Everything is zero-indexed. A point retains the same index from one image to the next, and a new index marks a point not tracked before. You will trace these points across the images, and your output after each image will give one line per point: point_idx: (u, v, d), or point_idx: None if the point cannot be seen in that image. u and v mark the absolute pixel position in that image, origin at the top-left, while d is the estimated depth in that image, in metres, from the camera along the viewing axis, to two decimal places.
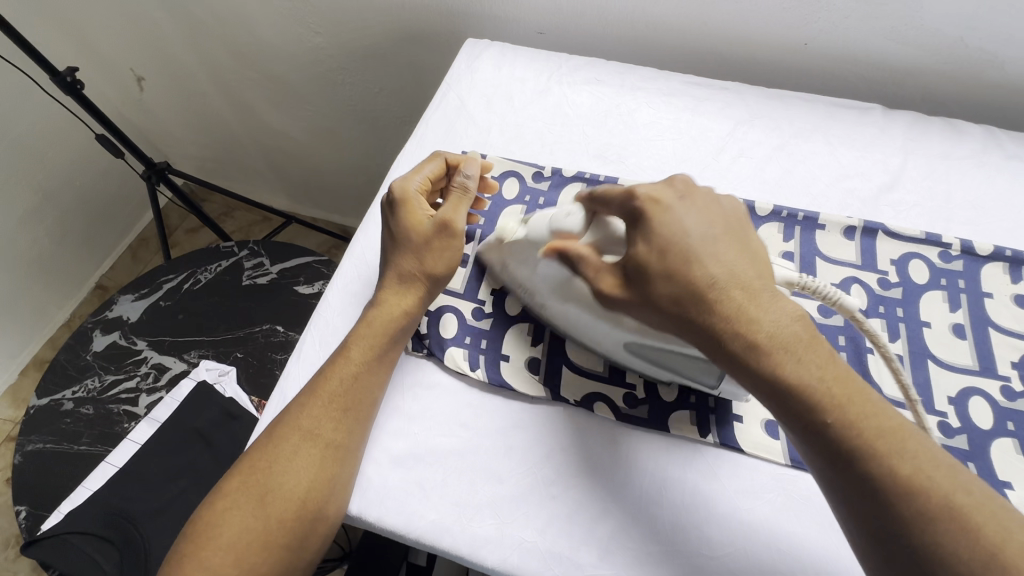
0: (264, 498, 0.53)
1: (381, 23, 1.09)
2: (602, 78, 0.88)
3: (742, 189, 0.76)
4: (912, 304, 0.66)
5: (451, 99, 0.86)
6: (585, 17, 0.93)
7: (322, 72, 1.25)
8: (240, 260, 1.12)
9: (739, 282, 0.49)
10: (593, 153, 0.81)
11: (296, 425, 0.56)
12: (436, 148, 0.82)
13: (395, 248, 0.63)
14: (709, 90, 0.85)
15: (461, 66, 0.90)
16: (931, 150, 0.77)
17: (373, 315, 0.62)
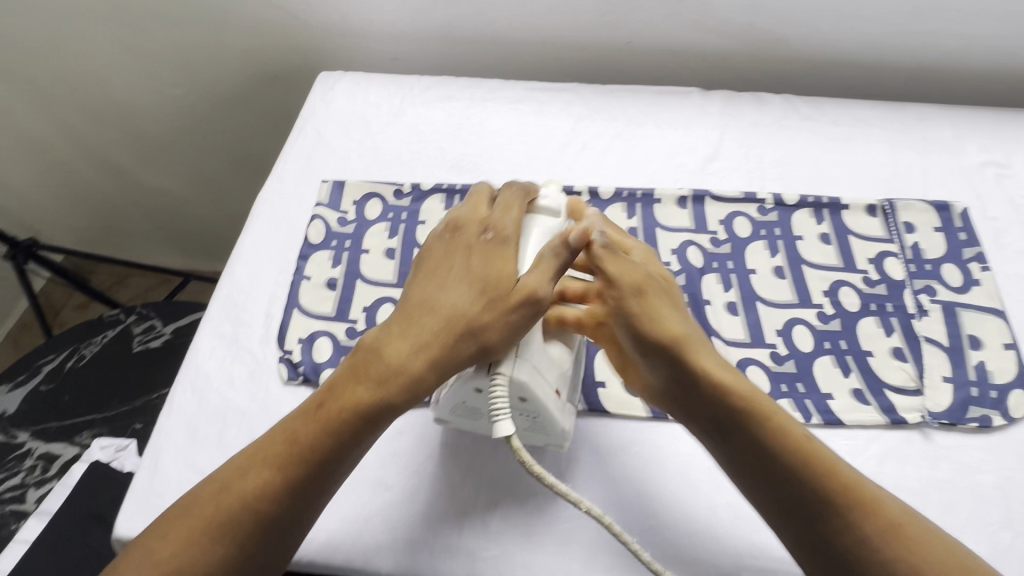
0: (209, 553, 0.58)
1: (236, 70, 1.26)
2: (452, 95, 1.14)
3: (589, 178, 1.03)
4: (740, 256, 0.92)
5: (308, 131, 1.11)
6: (435, 43, 1.17)
7: (182, 117, 1.35)
8: (127, 327, 1.12)
9: (665, 301, 0.71)
10: (451, 163, 1.06)
11: (245, 494, 0.60)
12: (292, 181, 1.06)
13: (467, 292, 0.69)
14: (550, 91, 1.13)
15: (315, 97, 1.15)
16: (744, 123, 1.08)
17: (401, 346, 0.66)
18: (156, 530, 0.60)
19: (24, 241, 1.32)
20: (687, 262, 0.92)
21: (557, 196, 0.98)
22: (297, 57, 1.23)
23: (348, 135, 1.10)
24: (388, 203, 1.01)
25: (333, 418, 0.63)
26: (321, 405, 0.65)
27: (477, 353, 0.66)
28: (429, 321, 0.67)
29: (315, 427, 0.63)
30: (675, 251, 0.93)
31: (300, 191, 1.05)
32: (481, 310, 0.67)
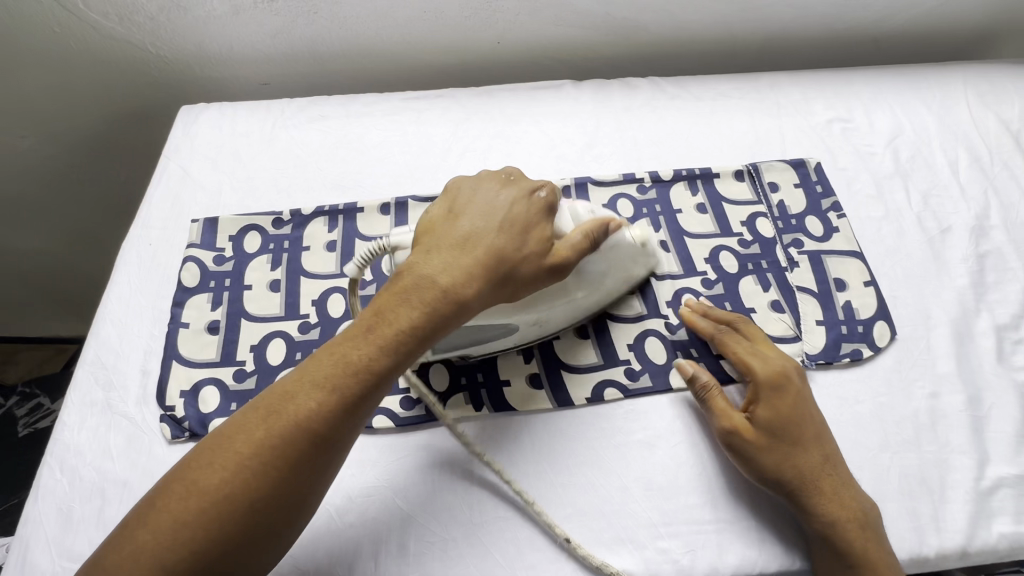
0: (260, 471, 0.39)
1: (102, 99, 0.89)
2: (447, 105, 0.77)
3: (652, 152, 0.73)
4: (820, 215, 0.66)
5: (172, 170, 0.71)
6: (414, 68, 0.83)
7: (47, 174, 0.97)
8: (10, 412, 0.96)
9: (802, 426, 0.50)
10: (455, 149, 0.73)
11: (302, 415, 0.41)
12: (165, 220, 0.66)
13: (526, 202, 0.51)
14: (591, 87, 0.80)
15: (176, 135, 0.74)
16: (861, 93, 0.79)
17: (456, 241, 0.48)
18: (208, 448, 0.40)
19: None
20: (809, 228, 0.65)
21: (612, 184, 0.69)
22: (189, 72, 0.84)
23: (218, 167, 0.71)
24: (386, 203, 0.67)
25: (414, 287, 0.45)
26: (374, 324, 0.44)
27: (591, 345, 0.58)
28: (480, 227, 0.49)
29: (415, 300, 0.45)
30: (743, 223, 0.66)
31: (174, 237, 0.65)
32: (540, 221, 0.50)
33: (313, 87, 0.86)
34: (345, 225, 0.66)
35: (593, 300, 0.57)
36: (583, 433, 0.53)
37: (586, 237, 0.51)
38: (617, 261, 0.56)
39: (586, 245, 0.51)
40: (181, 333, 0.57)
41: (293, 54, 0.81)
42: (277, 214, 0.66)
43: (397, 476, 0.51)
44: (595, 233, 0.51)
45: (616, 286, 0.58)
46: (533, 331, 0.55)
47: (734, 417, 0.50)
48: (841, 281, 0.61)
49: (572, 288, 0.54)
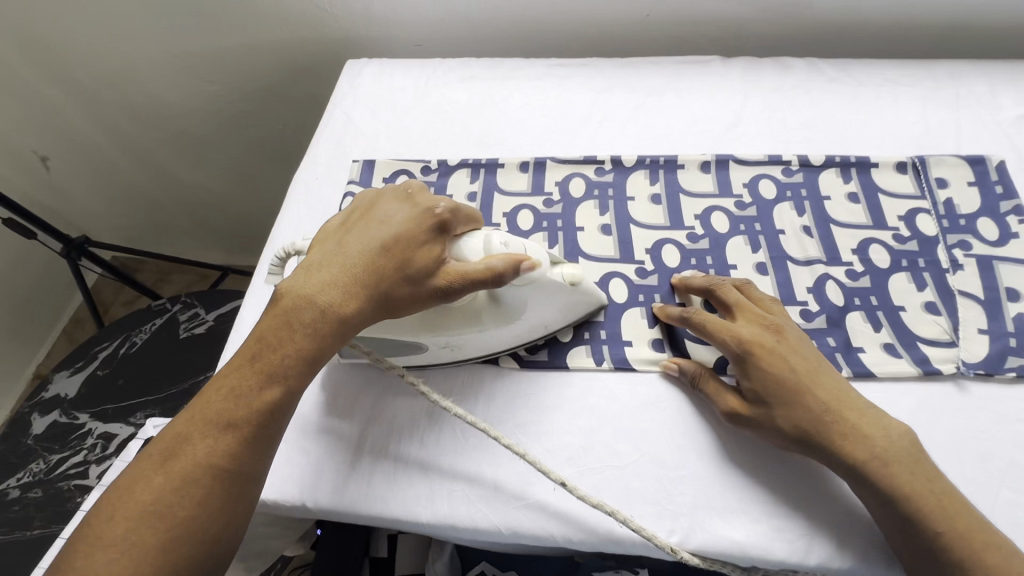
0: (165, 517, 0.39)
1: (280, 53, 1.00)
2: (591, 73, 0.79)
3: (803, 135, 0.69)
4: (997, 218, 0.60)
5: (337, 116, 0.79)
6: (560, 37, 0.85)
7: (226, 118, 1.11)
8: (174, 315, 1.13)
9: (796, 376, 0.48)
10: (594, 117, 0.74)
11: (198, 456, 0.41)
12: (330, 159, 0.75)
13: (410, 211, 0.50)
14: (741, 64, 0.77)
15: (342, 85, 0.83)
16: None
17: (335, 265, 0.47)
18: (105, 508, 0.40)
19: (76, 238, 1.17)
20: (981, 230, 0.59)
21: (756, 163, 0.67)
22: (355, 31, 0.92)
23: (376, 116, 0.78)
24: (526, 162, 0.70)
25: (298, 312, 0.46)
26: (258, 354, 0.45)
27: None
28: (359, 249, 0.48)
29: (300, 323, 0.45)
30: (901, 217, 0.62)
31: (336, 175, 0.73)
32: (428, 233, 0.49)
33: (462, 51, 0.91)
34: (486, 178, 0.70)
35: (508, 332, 0.54)
36: (700, 403, 0.53)
37: (488, 273, 0.47)
38: (539, 300, 0.52)
39: (481, 281, 0.47)
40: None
41: (450, 19, 0.86)
42: (425, 162, 0.72)
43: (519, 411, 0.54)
44: (498, 267, 0.47)
45: (543, 318, 0.54)
46: (445, 354, 0.54)
47: (732, 399, 0.50)
48: (1015, 290, 0.56)
49: (486, 318, 0.51)
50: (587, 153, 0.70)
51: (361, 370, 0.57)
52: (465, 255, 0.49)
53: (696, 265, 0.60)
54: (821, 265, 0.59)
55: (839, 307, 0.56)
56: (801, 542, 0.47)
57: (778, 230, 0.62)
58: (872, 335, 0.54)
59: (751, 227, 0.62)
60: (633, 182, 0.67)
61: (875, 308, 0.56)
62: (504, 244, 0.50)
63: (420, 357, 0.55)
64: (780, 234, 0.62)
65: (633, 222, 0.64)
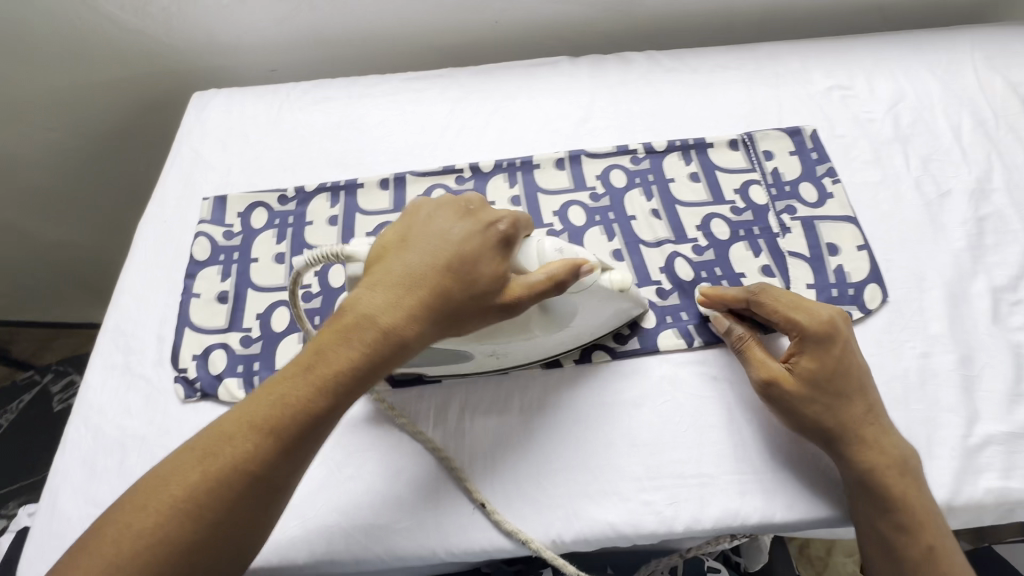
0: (196, 515, 0.39)
1: (120, 92, 0.93)
2: (446, 84, 0.79)
3: (647, 124, 0.74)
4: (816, 181, 0.66)
5: (184, 154, 0.74)
6: (413, 50, 0.85)
7: (72, 166, 1.02)
8: (45, 388, 1.02)
9: (853, 378, 0.49)
10: (452, 127, 0.75)
11: (238, 462, 0.40)
12: (179, 199, 0.70)
13: (474, 227, 0.47)
14: (587, 62, 0.80)
15: (188, 120, 0.78)
16: (864, 61, 0.78)
17: (396, 275, 0.45)
18: (136, 495, 0.40)
19: None
20: (803, 194, 0.65)
21: (606, 156, 0.70)
22: (200, 60, 0.88)
23: (228, 149, 0.74)
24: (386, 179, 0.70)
25: (352, 326, 0.44)
26: (312, 364, 0.43)
27: None
28: (424, 258, 0.46)
29: (353, 338, 0.43)
30: (737, 191, 0.66)
31: (187, 215, 0.69)
32: (491, 251, 0.47)
33: (319, 73, 0.89)
34: (346, 200, 0.68)
35: (555, 339, 0.53)
36: (595, 396, 0.54)
37: (549, 283, 0.46)
38: (590, 307, 0.52)
39: (543, 290, 0.46)
40: (192, 302, 0.61)
41: (298, 41, 0.84)
42: (282, 191, 0.69)
43: (395, 432, 0.53)
44: (561, 276, 0.46)
45: (588, 325, 0.53)
46: (490, 361, 0.54)
47: (772, 368, 0.50)
48: (834, 244, 0.62)
49: (536, 326, 0.51)
50: (447, 164, 0.71)
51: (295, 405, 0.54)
52: (521, 264, 0.49)
53: None
54: (670, 245, 0.62)
55: (689, 282, 0.60)
56: (669, 511, 0.49)
57: (630, 217, 0.65)
58: None
59: (606, 217, 0.65)
60: (492, 187, 0.68)
61: (721, 278, 0.60)
62: (559, 250, 0.49)
63: (465, 365, 0.54)
64: (632, 220, 0.65)
65: None
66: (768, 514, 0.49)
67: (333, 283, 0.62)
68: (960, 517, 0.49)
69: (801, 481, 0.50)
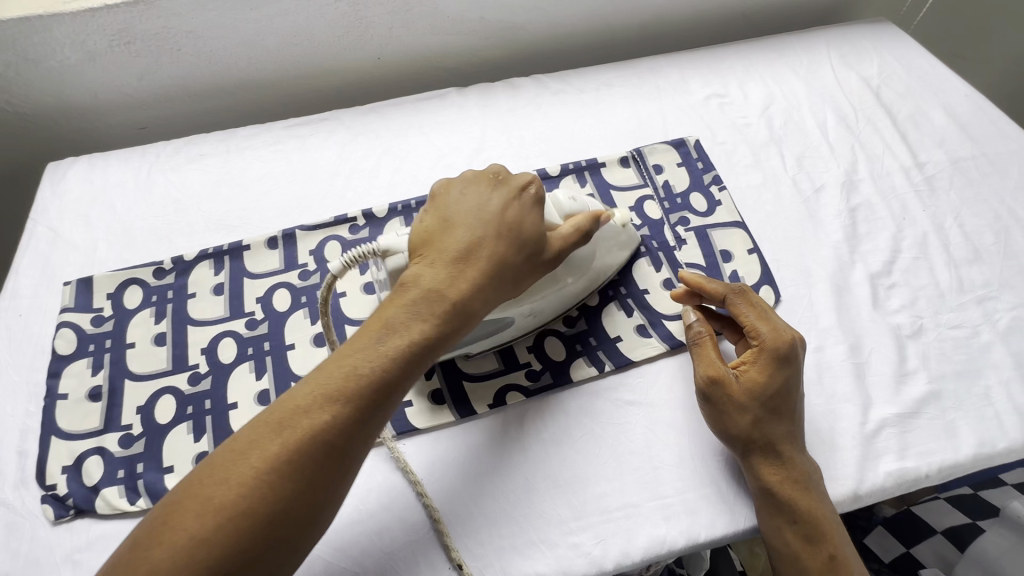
0: (282, 484, 0.37)
1: None
2: (331, 128, 0.76)
3: (539, 150, 0.74)
4: (704, 190, 0.68)
5: (38, 235, 0.67)
6: (295, 94, 0.82)
7: None
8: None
9: (787, 397, 0.50)
10: (342, 173, 0.72)
11: (320, 427, 0.39)
12: (36, 288, 0.63)
13: (512, 198, 0.50)
14: (475, 92, 0.80)
15: (42, 196, 0.70)
16: (735, 68, 0.82)
17: (449, 241, 0.47)
18: (215, 465, 0.37)
19: None
20: (694, 204, 0.67)
21: None
22: (54, 126, 0.79)
23: (92, 224, 0.68)
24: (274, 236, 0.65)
25: (422, 298, 0.44)
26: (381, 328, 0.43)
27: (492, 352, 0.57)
28: (476, 225, 0.48)
29: (426, 309, 0.44)
30: (632, 208, 0.67)
31: (46, 305, 0.61)
32: (532, 218, 0.49)
33: (194, 126, 0.83)
34: (231, 265, 0.63)
35: (582, 285, 0.57)
36: (521, 439, 0.52)
37: (576, 234, 0.52)
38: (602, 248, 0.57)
39: (575, 240, 0.51)
40: (58, 405, 0.54)
41: (165, 96, 0.78)
42: (157, 264, 0.63)
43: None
44: (584, 227, 0.52)
45: (603, 268, 0.59)
46: (528, 322, 0.56)
47: (719, 368, 0.51)
48: (726, 250, 0.64)
49: (563, 278, 0.54)
50: (339, 213, 0.67)
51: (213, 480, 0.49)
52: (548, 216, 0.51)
53: None
54: None
55: (595, 306, 0.60)
56: (595, 550, 0.48)
57: None
58: (626, 324, 0.59)
59: None
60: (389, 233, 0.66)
61: (626, 297, 0.61)
62: (573, 200, 0.54)
63: (504, 333, 0.55)
64: None
65: None
66: (694, 534, 0.49)
67: (222, 359, 0.57)
68: (867, 502, 0.51)
69: (720, 495, 0.50)
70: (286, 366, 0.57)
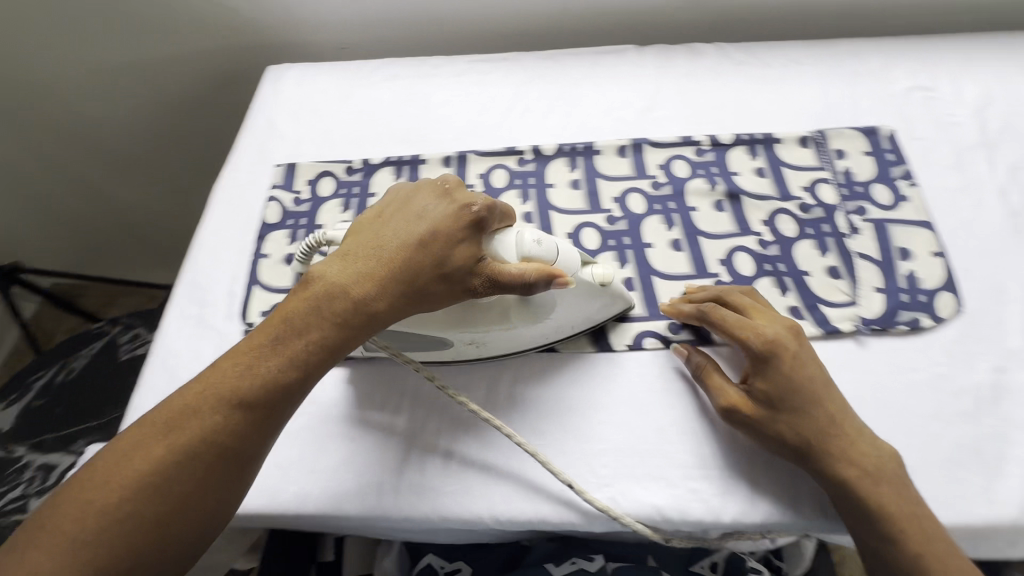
0: (161, 486, 0.39)
1: (197, 68, 0.99)
2: (511, 67, 0.80)
3: (714, 116, 0.72)
4: (891, 184, 0.64)
5: (258, 122, 0.78)
6: (482, 32, 0.87)
7: (152, 133, 1.12)
8: (113, 338, 1.14)
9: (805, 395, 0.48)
10: (515, 109, 0.76)
11: (207, 432, 0.41)
12: (252, 166, 0.74)
13: (448, 208, 0.48)
14: (655, 51, 0.80)
15: (264, 91, 0.82)
16: (952, 61, 0.74)
17: (367, 251, 0.47)
18: (105, 459, 0.40)
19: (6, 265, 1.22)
20: (876, 195, 0.63)
21: (669, 146, 0.69)
22: (278, 36, 0.91)
23: (300, 120, 0.78)
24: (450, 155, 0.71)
25: (324, 299, 0.45)
26: (280, 337, 0.44)
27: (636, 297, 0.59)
28: (396, 239, 0.47)
29: (325, 309, 0.45)
30: (805, 188, 0.65)
31: (259, 181, 0.72)
32: (467, 236, 0.47)
33: (388, 52, 0.92)
34: (409, 175, 0.70)
35: (540, 328, 0.54)
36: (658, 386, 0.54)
37: (518, 281, 0.46)
38: (572, 301, 0.53)
39: (513, 287, 0.46)
40: (262, 263, 0.64)
41: (372, 19, 0.86)
42: (349, 163, 0.72)
43: (446, 401, 0.55)
44: (530, 277, 0.45)
45: (575, 316, 0.54)
46: (471, 350, 0.54)
47: (731, 394, 0.50)
48: (907, 249, 0.59)
49: (511, 316, 0.51)
50: (509, 145, 0.72)
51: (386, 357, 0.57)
52: (496, 251, 0.48)
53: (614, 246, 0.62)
54: (733, 236, 0.61)
55: (749, 277, 0.59)
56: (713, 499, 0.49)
57: (691, 207, 0.64)
58: (778, 300, 0.57)
59: (667, 205, 0.65)
60: (553, 171, 0.69)
61: (783, 273, 0.59)
62: (538, 242, 0.48)
63: (445, 353, 0.55)
64: (693, 212, 0.64)
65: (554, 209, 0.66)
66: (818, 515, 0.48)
67: None
68: (1021, 538, 0.47)
69: None
70: None
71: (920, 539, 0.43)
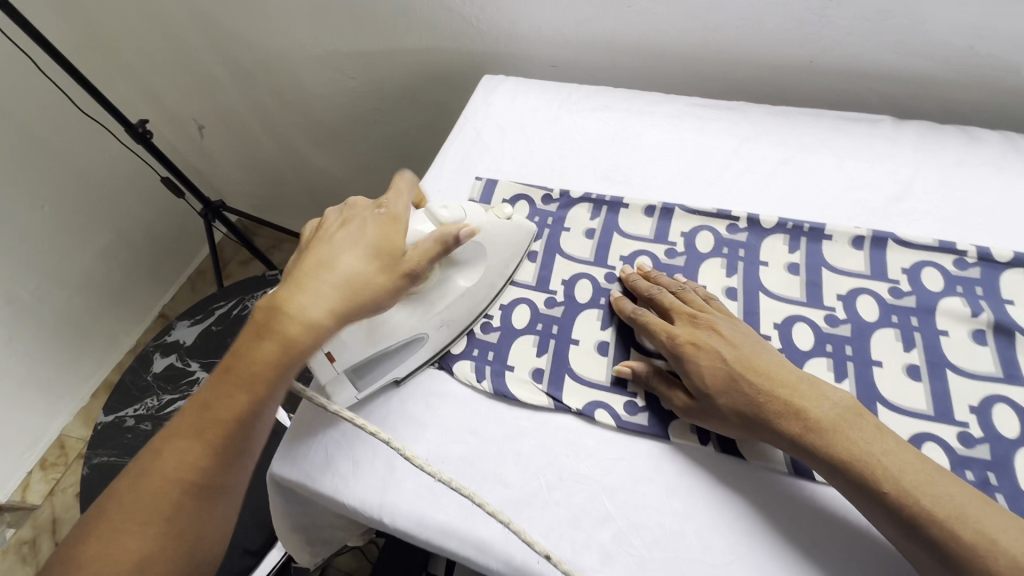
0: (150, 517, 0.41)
1: (410, 63, 1.06)
2: (735, 117, 0.73)
3: (985, 222, 0.60)
4: None
5: (465, 130, 0.79)
6: (704, 72, 0.81)
7: (356, 112, 1.23)
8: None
9: (751, 372, 0.49)
10: (732, 166, 0.69)
11: (180, 459, 0.43)
12: (453, 174, 0.75)
13: (369, 211, 0.54)
14: (913, 126, 0.68)
15: (475, 100, 0.83)
16: None
17: (303, 271, 0.49)
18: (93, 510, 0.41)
19: (216, 201, 1.42)
20: None
21: (922, 247, 0.58)
22: (495, 46, 0.93)
23: (504, 136, 0.78)
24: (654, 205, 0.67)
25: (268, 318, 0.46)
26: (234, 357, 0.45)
27: None
28: (324, 250, 0.50)
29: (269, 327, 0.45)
30: None
31: (457, 190, 0.73)
32: (390, 229, 0.52)
33: (597, 78, 0.90)
34: (607, 216, 0.67)
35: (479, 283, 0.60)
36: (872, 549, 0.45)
37: (439, 245, 0.51)
38: (495, 245, 0.60)
39: (438, 251, 0.51)
40: None
41: (592, 44, 0.84)
42: (547, 190, 0.71)
43: (610, 475, 0.51)
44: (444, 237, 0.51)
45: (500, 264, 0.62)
46: (443, 333, 0.59)
47: (679, 392, 0.52)
48: None
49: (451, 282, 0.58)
50: (720, 207, 0.66)
51: (556, 413, 0.55)
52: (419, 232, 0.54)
53: (832, 353, 0.54)
54: (996, 381, 0.50)
55: (1011, 439, 0.48)
56: None
57: (940, 331, 0.54)
58: None
59: (908, 321, 0.54)
60: (768, 247, 0.61)
61: None
62: (445, 209, 0.57)
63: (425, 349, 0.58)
64: (942, 336, 0.53)
65: (764, 291, 0.59)
66: None
67: (579, 297, 0.62)
68: None
69: None
70: (630, 332, 0.59)
71: (894, 484, 0.42)
